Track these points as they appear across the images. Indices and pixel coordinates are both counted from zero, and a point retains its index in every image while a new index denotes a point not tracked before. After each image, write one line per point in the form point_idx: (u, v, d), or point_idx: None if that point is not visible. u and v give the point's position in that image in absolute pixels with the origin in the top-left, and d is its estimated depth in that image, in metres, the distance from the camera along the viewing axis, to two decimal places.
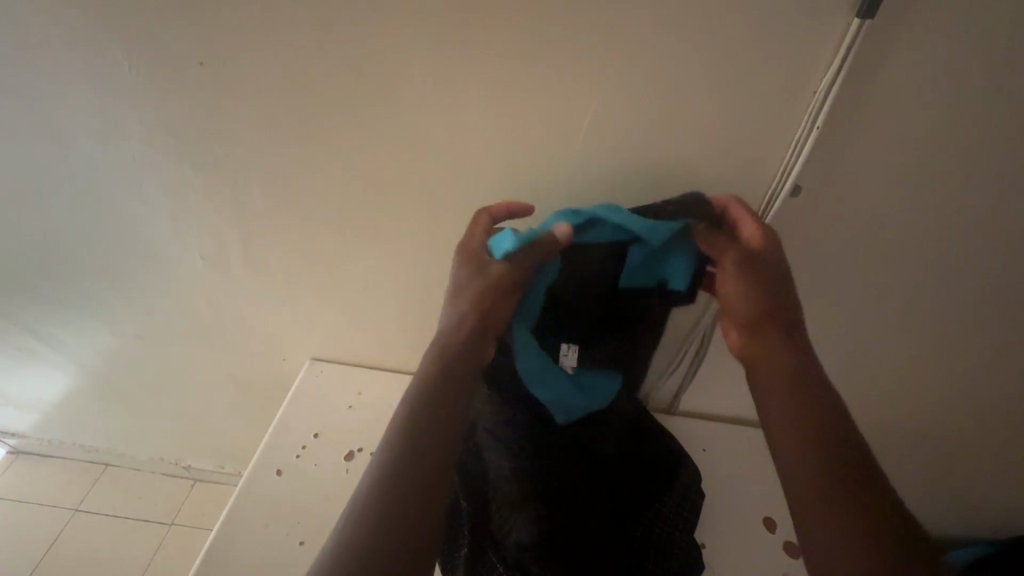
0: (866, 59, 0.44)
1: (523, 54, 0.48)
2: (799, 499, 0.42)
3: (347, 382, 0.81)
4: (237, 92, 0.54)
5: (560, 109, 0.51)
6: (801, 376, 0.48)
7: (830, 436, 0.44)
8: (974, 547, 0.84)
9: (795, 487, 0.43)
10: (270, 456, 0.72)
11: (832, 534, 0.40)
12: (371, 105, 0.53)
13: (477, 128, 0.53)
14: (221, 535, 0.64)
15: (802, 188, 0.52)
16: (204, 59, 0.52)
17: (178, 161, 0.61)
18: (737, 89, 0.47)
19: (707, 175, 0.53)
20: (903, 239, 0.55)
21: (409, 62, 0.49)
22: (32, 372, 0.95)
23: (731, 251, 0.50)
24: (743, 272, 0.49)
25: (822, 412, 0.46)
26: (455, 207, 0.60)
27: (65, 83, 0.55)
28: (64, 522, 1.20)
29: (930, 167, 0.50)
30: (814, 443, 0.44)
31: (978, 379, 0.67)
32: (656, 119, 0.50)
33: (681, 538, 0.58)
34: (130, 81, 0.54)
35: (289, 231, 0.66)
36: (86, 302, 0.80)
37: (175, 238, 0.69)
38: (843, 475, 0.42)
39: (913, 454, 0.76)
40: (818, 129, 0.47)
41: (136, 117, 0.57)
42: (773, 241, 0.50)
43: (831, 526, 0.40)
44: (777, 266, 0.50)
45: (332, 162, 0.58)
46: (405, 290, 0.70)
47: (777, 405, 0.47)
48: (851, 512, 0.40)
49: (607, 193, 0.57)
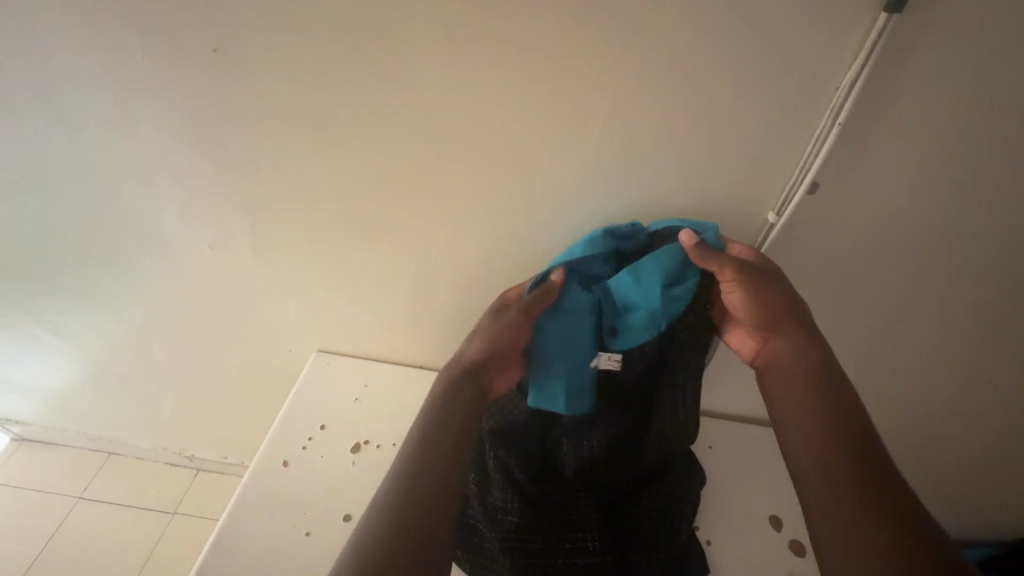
0: (892, 57, 0.43)
1: (540, 48, 0.47)
2: (816, 496, 0.41)
3: (353, 374, 0.81)
4: (249, 82, 0.53)
5: (575, 104, 0.50)
6: (814, 373, 0.46)
7: (850, 435, 0.42)
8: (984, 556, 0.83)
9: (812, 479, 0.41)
10: (277, 447, 0.72)
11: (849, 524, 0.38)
12: (384, 98, 0.52)
13: (492, 123, 0.52)
14: (227, 525, 0.64)
15: (819, 187, 0.52)
16: (216, 47, 0.51)
17: (188, 149, 0.60)
18: (756, 88, 0.47)
19: (723, 172, 0.53)
20: (918, 244, 0.55)
21: (426, 54, 0.49)
22: (38, 359, 0.95)
23: (731, 263, 0.49)
24: (744, 281, 0.48)
25: (845, 409, 0.44)
26: (466, 203, 0.60)
27: (74, 68, 0.54)
28: (68, 509, 1.20)
29: (952, 170, 0.49)
30: (822, 432, 0.43)
31: (990, 384, 0.66)
32: (672, 115, 0.50)
33: (663, 551, 0.57)
34: (140, 67, 0.53)
35: (298, 222, 0.65)
36: (93, 289, 0.80)
37: (184, 227, 0.69)
38: (868, 477, 0.40)
39: (921, 456, 0.76)
40: (839, 125, 0.47)
41: (146, 103, 0.56)
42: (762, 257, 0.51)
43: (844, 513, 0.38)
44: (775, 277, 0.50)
45: (343, 153, 0.57)
46: (414, 283, 0.70)
47: (794, 410, 0.45)
48: (866, 502, 0.38)
49: (621, 191, 0.56)
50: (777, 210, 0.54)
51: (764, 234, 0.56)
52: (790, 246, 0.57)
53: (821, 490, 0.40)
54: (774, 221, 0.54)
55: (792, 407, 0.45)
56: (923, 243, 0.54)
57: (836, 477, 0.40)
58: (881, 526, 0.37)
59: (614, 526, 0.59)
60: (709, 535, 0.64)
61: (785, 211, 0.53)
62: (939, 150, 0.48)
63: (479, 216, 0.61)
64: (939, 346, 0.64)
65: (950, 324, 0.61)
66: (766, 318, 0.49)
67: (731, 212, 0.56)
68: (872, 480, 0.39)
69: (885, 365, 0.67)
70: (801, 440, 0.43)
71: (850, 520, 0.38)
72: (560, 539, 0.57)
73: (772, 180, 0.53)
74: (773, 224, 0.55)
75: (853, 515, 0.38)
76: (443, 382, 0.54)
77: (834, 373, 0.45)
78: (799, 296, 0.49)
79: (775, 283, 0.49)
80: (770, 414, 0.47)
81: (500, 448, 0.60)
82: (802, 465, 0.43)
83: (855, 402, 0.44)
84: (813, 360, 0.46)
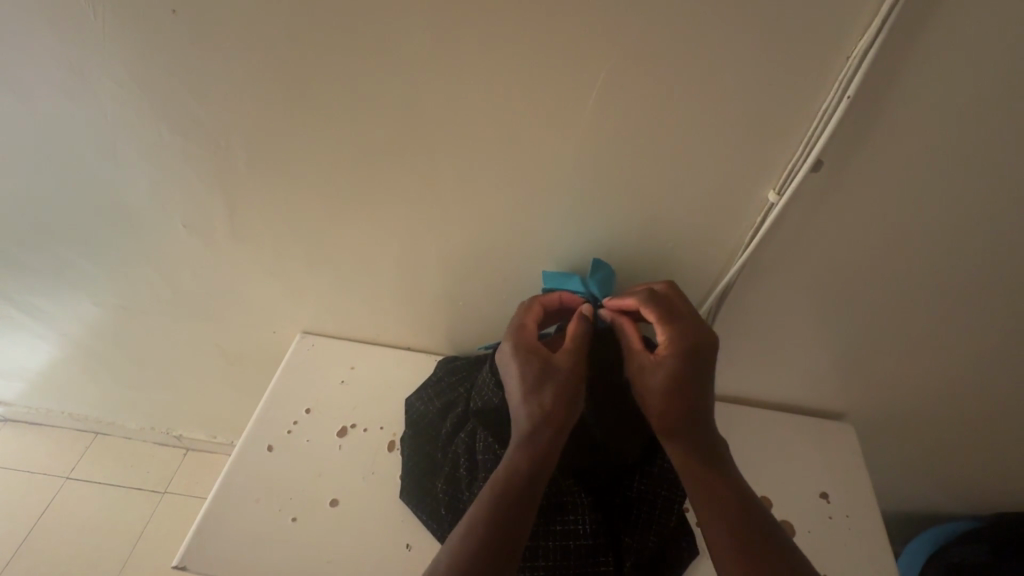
0: (909, 27, 0.40)
1: (529, 15, 0.43)
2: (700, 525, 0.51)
3: (339, 356, 0.79)
4: (216, 48, 0.49)
5: (566, 78, 0.47)
6: (706, 442, 0.53)
7: (740, 497, 0.51)
8: (970, 544, 0.85)
9: (724, 538, 0.49)
10: (261, 432, 0.70)
11: (719, 555, 0.49)
12: (362, 69, 0.49)
13: (478, 95, 0.49)
14: (211, 511, 0.63)
15: (823, 165, 0.49)
16: (176, 6, 0.47)
17: (155, 122, 0.56)
18: (762, 59, 0.43)
19: (722, 151, 0.50)
20: (922, 229, 0.52)
21: (406, 20, 0.45)
22: (14, 340, 0.92)
23: (642, 353, 0.54)
24: (668, 364, 0.52)
25: (727, 473, 0.53)
26: (451, 182, 0.57)
27: (22, 32, 0.50)
28: (55, 489, 1.19)
29: (968, 150, 0.46)
30: (723, 495, 0.51)
31: (981, 367, 0.66)
32: (669, 91, 0.46)
33: (656, 526, 0.58)
34: (96, 30, 0.49)
35: (276, 201, 0.62)
36: (65, 270, 0.76)
37: (157, 205, 0.65)
38: (755, 527, 0.49)
39: (905, 430, 0.77)
40: (849, 99, 0.44)
41: (105, 72, 0.52)
42: (695, 328, 0.53)
43: (717, 553, 0.49)
44: (698, 354, 0.52)
45: (320, 127, 0.54)
46: (399, 264, 0.68)
47: (703, 479, 0.52)
48: (764, 547, 0.48)
49: (614, 172, 0.53)
50: (778, 189, 0.51)
51: (763, 214, 0.54)
52: (790, 228, 0.55)
53: (733, 541, 0.49)
54: (775, 201, 0.52)
55: (702, 476, 0.52)
56: (928, 228, 0.52)
57: (744, 533, 0.49)
58: (750, 547, 0.48)
59: (606, 504, 0.60)
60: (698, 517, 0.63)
61: (787, 189, 0.51)
62: (957, 128, 0.45)
63: (466, 195, 0.58)
64: (935, 332, 0.63)
65: (947, 311, 0.60)
66: (679, 390, 0.52)
67: (730, 194, 0.53)
68: (762, 531, 0.49)
69: (879, 347, 0.66)
70: (707, 508, 0.51)
71: (725, 558, 0.48)
72: (550, 523, 0.57)
73: (774, 159, 0.50)
74: (774, 204, 0.52)
75: (728, 555, 0.48)
76: (507, 459, 0.52)
77: (714, 443, 0.54)
78: (711, 372, 0.53)
79: (694, 358, 0.52)
80: (684, 479, 0.53)
81: (478, 430, 0.62)
82: (716, 523, 0.50)
83: (731, 467, 0.54)
84: (708, 432, 0.54)
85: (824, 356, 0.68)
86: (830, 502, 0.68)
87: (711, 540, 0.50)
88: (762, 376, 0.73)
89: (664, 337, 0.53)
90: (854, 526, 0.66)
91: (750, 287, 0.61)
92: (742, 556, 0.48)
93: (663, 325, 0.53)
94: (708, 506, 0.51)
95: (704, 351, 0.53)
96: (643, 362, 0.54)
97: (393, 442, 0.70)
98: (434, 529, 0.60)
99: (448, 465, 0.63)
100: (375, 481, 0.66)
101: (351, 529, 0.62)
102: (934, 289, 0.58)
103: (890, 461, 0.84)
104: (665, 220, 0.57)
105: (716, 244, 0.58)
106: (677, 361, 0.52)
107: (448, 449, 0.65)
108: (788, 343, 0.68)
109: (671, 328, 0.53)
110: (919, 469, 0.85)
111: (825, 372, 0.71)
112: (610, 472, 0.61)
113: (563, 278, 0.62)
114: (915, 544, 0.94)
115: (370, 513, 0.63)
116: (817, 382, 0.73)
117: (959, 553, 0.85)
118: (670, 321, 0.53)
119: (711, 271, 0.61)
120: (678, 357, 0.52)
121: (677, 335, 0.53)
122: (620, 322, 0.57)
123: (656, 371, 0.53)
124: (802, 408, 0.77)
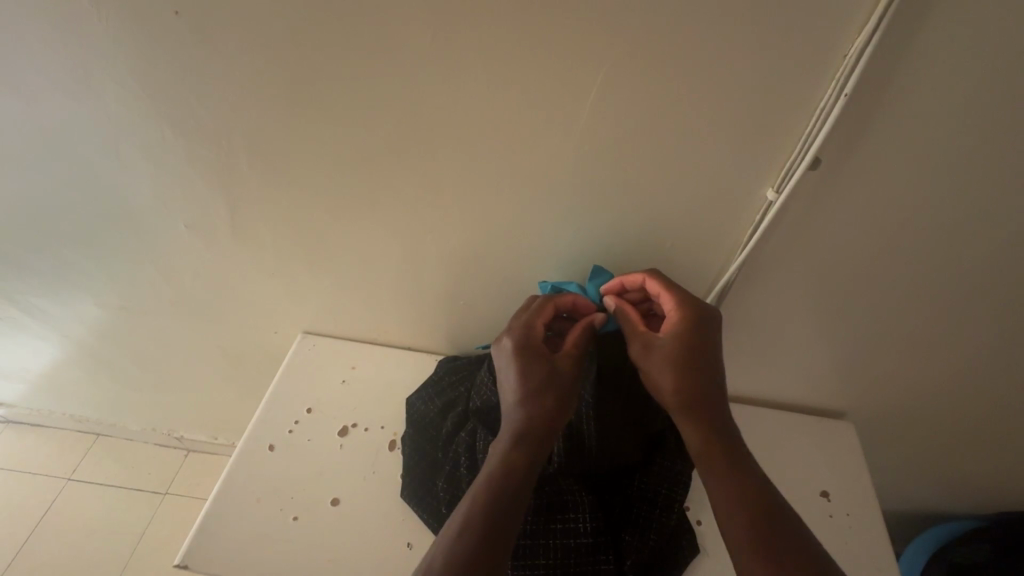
0: (904, 26, 0.40)
1: (528, 15, 0.44)
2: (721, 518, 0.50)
3: (340, 355, 0.79)
4: (217, 48, 0.49)
5: (565, 77, 0.47)
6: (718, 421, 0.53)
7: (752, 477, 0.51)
8: (973, 545, 0.84)
9: (736, 513, 0.49)
10: (263, 431, 0.70)
11: (734, 531, 0.49)
12: (362, 69, 0.49)
13: (478, 95, 0.49)
14: (213, 510, 0.63)
15: (821, 163, 0.49)
16: (178, 8, 0.47)
17: (156, 122, 0.57)
18: (760, 57, 0.44)
19: (720, 150, 0.50)
20: (920, 227, 0.52)
21: (406, 20, 0.45)
22: (17, 341, 0.93)
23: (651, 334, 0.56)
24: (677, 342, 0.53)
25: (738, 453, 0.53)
26: (451, 181, 0.57)
27: (26, 32, 0.50)
28: (57, 491, 1.19)
29: (965, 149, 0.46)
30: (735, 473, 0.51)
31: (981, 366, 0.66)
32: (666, 91, 0.47)
33: (656, 525, 0.58)
34: (100, 31, 0.49)
35: (276, 201, 0.63)
36: (67, 270, 0.77)
37: (159, 206, 0.66)
38: (766, 508, 0.49)
39: (905, 429, 0.77)
40: (845, 97, 0.44)
41: (108, 71, 0.52)
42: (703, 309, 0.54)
43: (735, 538, 0.48)
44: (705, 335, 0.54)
45: (321, 127, 0.54)
46: (399, 264, 0.68)
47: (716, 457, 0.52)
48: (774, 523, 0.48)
49: (613, 172, 0.54)
50: (777, 187, 0.52)
51: (763, 212, 0.54)
52: (789, 227, 0.55)
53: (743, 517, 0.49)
54: (774, 199, 0.52)
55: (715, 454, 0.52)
56: (926, 226, 0.52)
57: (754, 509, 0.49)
58: (761, 522, 0.48)
59: (607, 503, 0.60)
60: (699, 516, 0.63)
61: (785, 187, 0.51)
62: (956, 126, 0.45)
63: (466, 195, 0.58)
64: (935, 330, 0.63)
65: (947, 309, 0.60)
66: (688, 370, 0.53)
67: (730, 192, 0.54)
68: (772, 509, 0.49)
69: (879, 346, 0.66)
70: (721, 485, 0.51)
71: (742, 536, 0.48)
72: (552, 519, 0.57)
73: (772, 157, 0.50)
74: (772, 202, 0.53)
75: (751, 547, 0.47)
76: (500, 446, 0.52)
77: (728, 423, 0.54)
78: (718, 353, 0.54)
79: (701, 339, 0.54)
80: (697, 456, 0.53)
81: (479, 429, 0.63)
82: (727, 499, 0.50)
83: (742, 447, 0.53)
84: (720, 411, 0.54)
85: (823, 355, 0.68)
86: (830, 500, 0.68)
87: (722, 514, 0.50)
88: (762, 375, 0.73)
89: (676, 317, 0.54)
90: (855, 524, 0.66)
91: (749, 286, 0.61)
92: (763, 547, 0.47)
93: (675, 305, 0.55)
94: (721, 484, 0.51)
95: (711, 332, 0.54)
96: (655, 341, 0.55)
97: (394, 441, 0.70)
98: (434, 528, 0.60)
99: (449, 463, 0.63)
100: (376, 480, 0.66)
101: (352, 528, 0.62)
102: (933, 287, 0.58)
103: (890, 460, 0.84)
104: (664, 219, 0.57)
105: (715, 243, 0.59)
106: (679, 347, 0.53)
107: (449, 447, 0.65)
108: (788, 342, 0.68)
109: (684, 309, 0.54)
110: (920, 468, 0.85)
111: (824, 371, 0.71)
112: (611, 471, 0.61)
113: (562, 283, 0.63)
114: (917, 544, 0.93)
115: (371, 512, 0.63)
116: (817, 381, 0.73)
117: (960, 554, 0.85)
118: (682, 303, 0.54)
119: (710, 270, 0.61)
120: (689, 337, 0.53)
121: (678, 320, 0.54)
122: (626, 310, 0.58)
123: (664, 349, 0.54)
124: (803, 407, 0.78)
